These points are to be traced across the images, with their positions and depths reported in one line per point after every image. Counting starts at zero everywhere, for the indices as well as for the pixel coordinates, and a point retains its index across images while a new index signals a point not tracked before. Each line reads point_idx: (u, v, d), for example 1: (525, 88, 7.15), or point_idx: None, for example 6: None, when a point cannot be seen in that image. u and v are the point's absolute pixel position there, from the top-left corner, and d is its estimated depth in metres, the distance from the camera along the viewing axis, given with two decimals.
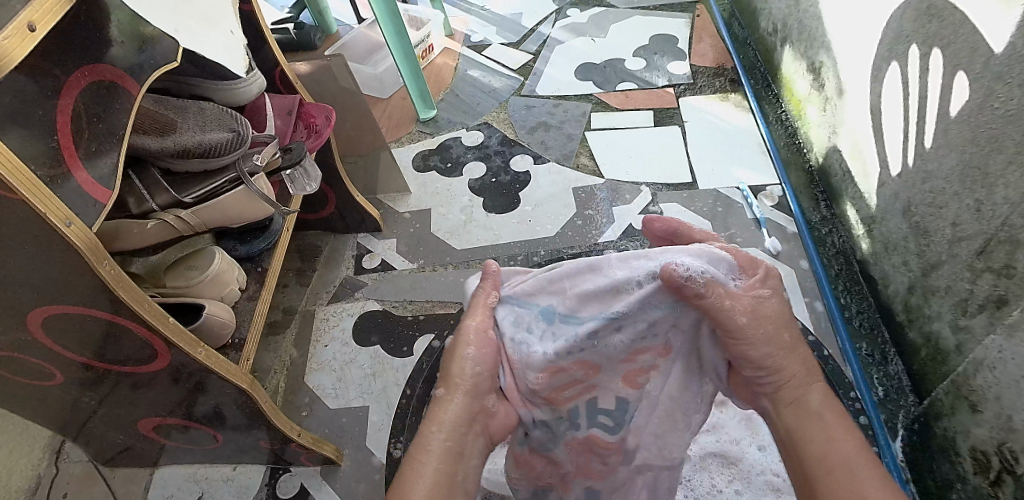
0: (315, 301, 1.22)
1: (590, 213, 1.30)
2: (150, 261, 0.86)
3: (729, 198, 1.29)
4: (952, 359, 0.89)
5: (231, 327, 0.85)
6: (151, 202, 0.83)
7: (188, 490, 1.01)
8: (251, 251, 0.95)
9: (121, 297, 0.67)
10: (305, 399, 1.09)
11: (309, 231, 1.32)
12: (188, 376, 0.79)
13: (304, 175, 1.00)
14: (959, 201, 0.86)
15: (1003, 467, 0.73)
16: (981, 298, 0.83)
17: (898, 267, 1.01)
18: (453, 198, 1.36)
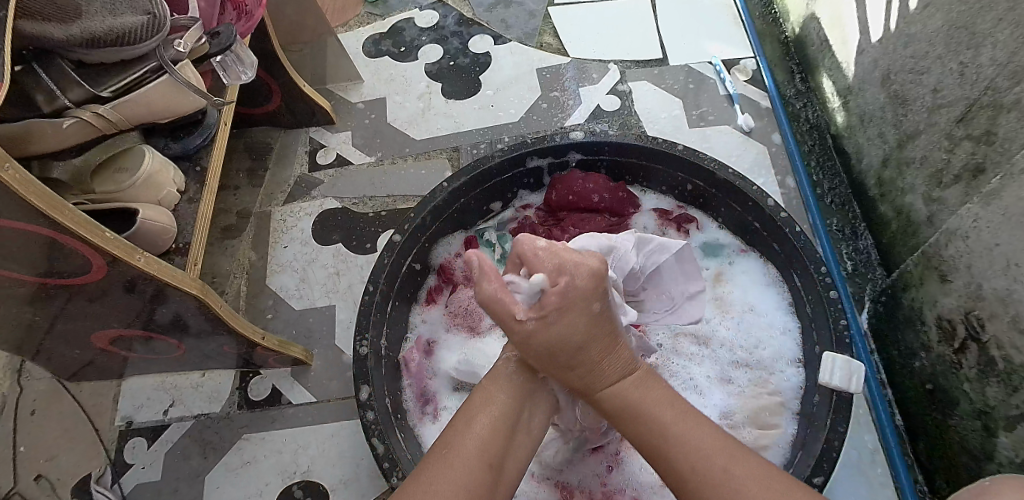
0: (270, 202, 1.15)
1: (556, 95, 1.22)
2: (74, 165, 0.78)
3: (702, 73, 1.22)
4: (923, 232, 0.88)
5: (173, 231, 0.79)
6: (64, 98, 0.73)
7: (158, 399, 0.99)
8: (187, 147, 0.87)
9: (32, 202, 0.60)
10: (268, 302, 1.06)
11: (257, 127, 1.23)
12: (132, 285, 0.74)
13: (236, 61, 0.91)
14: (941, 66, 0.82)
15: (969, 336, 0.74)
16: (957, 168, 0.80)
17: (873, 140, 0.98)
18: (409, 85, 1.26)
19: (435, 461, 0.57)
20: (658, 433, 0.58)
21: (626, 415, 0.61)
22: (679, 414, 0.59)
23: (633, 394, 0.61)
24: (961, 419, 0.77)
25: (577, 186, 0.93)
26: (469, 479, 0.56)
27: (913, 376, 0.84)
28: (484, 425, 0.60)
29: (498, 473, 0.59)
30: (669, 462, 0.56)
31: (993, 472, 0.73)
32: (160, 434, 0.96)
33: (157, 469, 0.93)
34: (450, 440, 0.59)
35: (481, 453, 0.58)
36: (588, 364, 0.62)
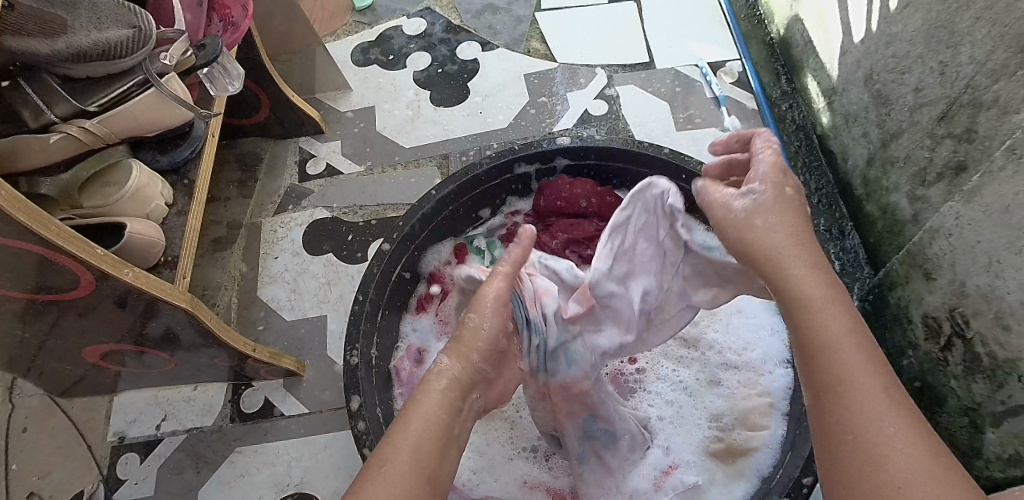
0: (261, 213, 1.15)
1: (544, 101, 1.23)
2: (62, 181, 0.79)
3: (688, 76, 1.23)
4: (908, 230, 0.89)
5: (161, 245, 0.80)
6: (50, 113, 0.73)
7: (151, 413, 0.99)
8: (175, 160, 0.88)
9: (19, 219, 0.60)
10: (260, 313, 1.06)
11: (246, 138, 1.23)
12: (121, 300, 0.74)
13: (222, 73, 0.91)
14: (922, 65, 0.83)
15: (954, 332, 0.75)
16: (940, 166, 0.81)
17: (858, 139, 0.99)
18: (397, 93, 1.27)
19: (371, 476, 0.50)
20: (827, 368, 0.50)
21: (811, 341, 0.52)
22: (859, 357, 0.50)
23: (813, 315, 0.52)
24: (949, 416, 0.78)
25: (565, 191, 0.94)
26: (404, 493, 0.49)
27: (901, 374, 0.85)
28: (418, 431, 0.54)
29: (437, 487, 0.52)
30: (828, 392, 0.50)
31: (981, 467, 0.73)
32: (153, 448, 0.96)
33: (150, 484, 0.93)
34: (386, 450, 0.52)
35: (416, 464, 0.51)
36: (791, 289, 0.55)
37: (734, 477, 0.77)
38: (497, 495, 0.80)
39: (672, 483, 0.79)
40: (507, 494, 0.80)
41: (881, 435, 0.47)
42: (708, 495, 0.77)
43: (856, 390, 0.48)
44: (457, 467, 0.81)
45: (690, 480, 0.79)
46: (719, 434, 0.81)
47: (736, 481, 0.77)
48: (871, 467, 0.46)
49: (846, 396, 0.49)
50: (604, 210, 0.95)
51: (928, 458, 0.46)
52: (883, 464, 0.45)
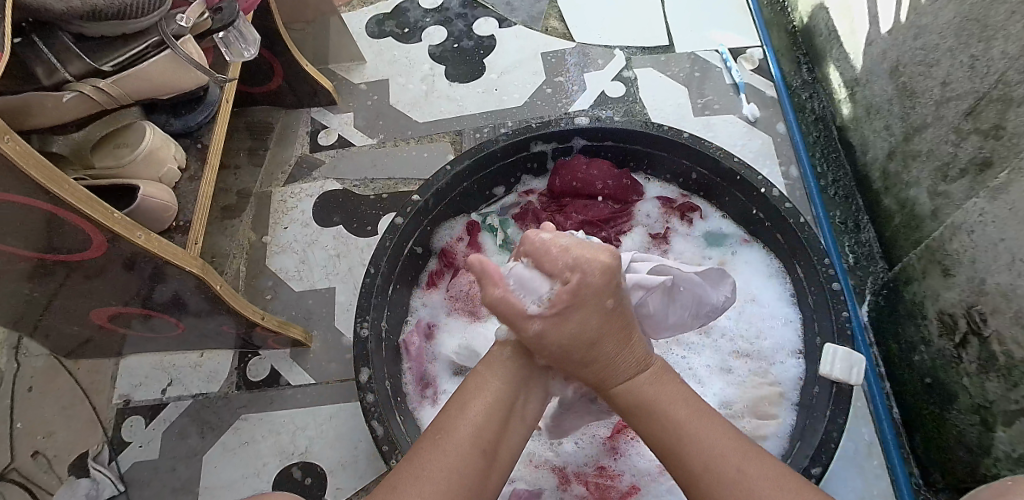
0: (271, 182, 1.14)
1: (561, 81, 1.21)
2: (75, 139, 0.78)
3: (708, 62, 1.21)
4: (926, 226, 0.88)
5: (173, 209, 0.79)
6: (64, 71, 0.72)
7: (156, 378, 0.98)
8: (189, 124, 0.86)
9: (33, 176, 0.59)
10: (268, 283, 1.05)
11: (258, 106, 1.22)
12: (131, 262, 0.73)
13: (239, 38, 0.90)
14: (952, 58, 0.81)
15: (970, 330, 0.74)
16: (964, 161, 0.80)
17: (879, 132, 0.98)
18: (412, 67, 1.25)
19: (428, 442, 0.56)
20: (687, 459, 0.54)
21: (653, 428, 0.57)
22: (718, 432, 0.56)
23: (658, 413, 0.57)
24: (959, 413, 0.77)
25: (581, 171, 0.92)
26: (462, 459, 0.55)
27: (912, 369, 0.85)
28: (481, 406, 0.59)
29: (493, 459, 0.57)
30: (688, 466, 0.54)
31: (990, 465, 0.73)
32: (158, 412, 0.96)
33: (154, 448, 0.93)
34: (447, 421, 0.57)
35: (476, 435, 0.56)
36: (609, 372, 0.60)
37: None
38: None
39: None
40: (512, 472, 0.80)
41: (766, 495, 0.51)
42: None
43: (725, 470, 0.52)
44: None
45: None
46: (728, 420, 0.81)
47: None
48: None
49: (716, 478, 0.52)
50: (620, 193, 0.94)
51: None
52: None
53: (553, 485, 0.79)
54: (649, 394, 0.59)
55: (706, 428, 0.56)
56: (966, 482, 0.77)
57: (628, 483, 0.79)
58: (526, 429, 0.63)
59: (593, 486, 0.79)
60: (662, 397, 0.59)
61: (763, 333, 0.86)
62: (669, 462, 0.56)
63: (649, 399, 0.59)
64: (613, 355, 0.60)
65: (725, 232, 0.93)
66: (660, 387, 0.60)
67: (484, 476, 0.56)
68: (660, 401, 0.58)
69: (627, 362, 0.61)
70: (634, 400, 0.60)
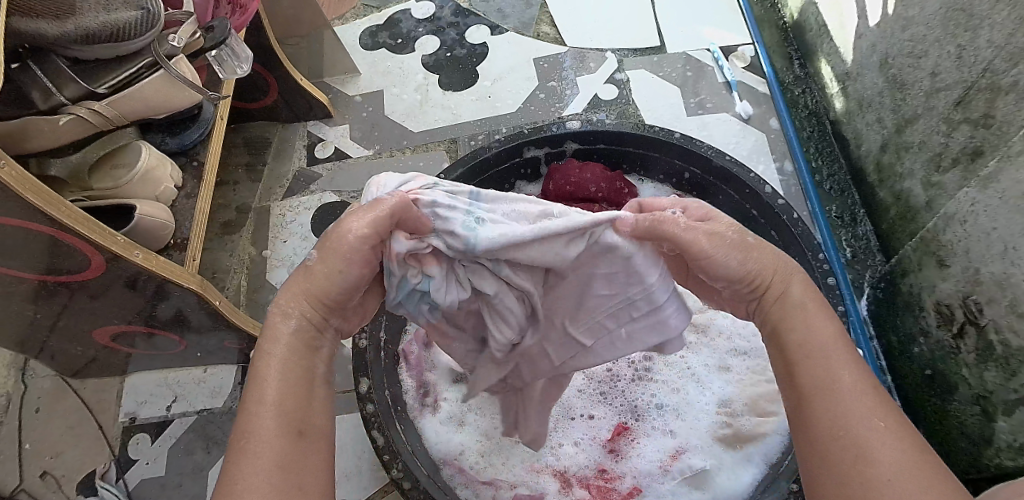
0: (269, 197, 1.15)
1: (553, 85, 1.22)
2: (73, 160, 0.79)
3: (699, 61, 1.22)
4: (921, 217, 0.87)
5: (170, 227, 0.80)
6: (60, 95, 0.72)
7: (161, 394, 0.99)
8: (184, 142, 0.87)
9: (31, 201, 0.60)
10: (269, 297, 1.06)
11: (255, 122, 1.23)
12: (131, 282, 0.74)
13: (231, 55, 0.91)
14: (940, 49, 0.81)
15: (967, 319, 0.74)
16: (955, 151, 0.80)
17: (871, 125, 0.98)
18: (406, 77, 1.26)
19: (239, 444, 0.49)
20: (812, 373, 0.51)
21: (793, 351, 0.53)
22: (854, 368, 0.51)
23: (799, 327, 0.54)
24: (960, 404, 0.77)
25: (574, 175, 0.92)
26: (270, 466, 0.49)
27: (912, 361, 0.84)
28: (274, 382, 0.53)
29: (311, 437, 0.52)
30: (805, 379, 0.52)
31: (992, 456, 0.73)
32: (164, 429, 0.97)
33: (161, 464, 0.94)
34: (251, 415, 0.51)
35: (276, 418, 0.51)
36: (792, 306, 0.56)
37: (742, 463, 0.78)
38: (504, 478, 0.80)
39: (680, 468, 0.79)
40: (513, 477, 0.80)
41: (870, 431, 0.47)
42: (715, 481, 0.77)
43: (842, 395, 0.49)
44: (465, 450, 0.81)
45: (698, 465, 0.79)
46: (727, 419, 0.81)
47: (744, 466, 0.78)
48: (860, 461, 0.46)
49: (832, 399, 0.49)
50: (614, 195, 0.93)
51: (917, 458, 0.46)
52: (871, 459, 0.46)
53: (554, 489, 0.79)
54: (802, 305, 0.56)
55: (841, 354, 0.52)
56: (969, 474, 0.77)
57: (629, 484, 0.79)
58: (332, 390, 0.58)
59: (594, 489, 0.79)
60: (812, 322, 0.54)
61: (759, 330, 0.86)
62: (799, 384, 0.52)
63: (790, 316, 0.56)
64: (786, 289, 0.57)
65: None
66: (814, 313, 0.55)
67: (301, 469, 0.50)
68: (812, 318, 0.55)
69: (781, 286, 0.57)
70: (784, 306, 0.56)
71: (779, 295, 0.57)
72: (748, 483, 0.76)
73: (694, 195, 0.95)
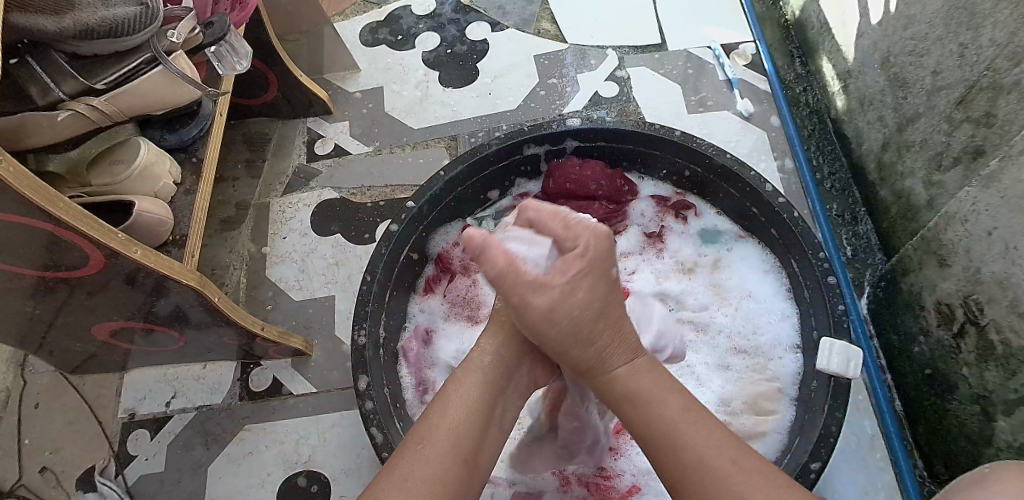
0: (269, 193, 1.15)
1: (554, 82, 1.21)
2: (70, 157, 0.79)
3: (700, 58, 1.21)
4: (922, 216, 0.87)
5: (170, 223, 0.80)
6: (58, 91, 0.73)
7: (161, 391, 0.99)
8: (184, 138, 0.87)
9: (29, 197, 0.60)
10: (268, 293, 1.06)
11: (254, 118, 1.22)
12: (130, 278, 0.74)
13: (231, 51, 0.91)
14: (942, 48, 0.81)
15: (967, 319, 0.74)
16: (957, 150, 0.80)
17: (873, 123, 0.97)
18: (406, 74, 1.26)
19: (404, 452, 0.55)
20: (674, 457, 0.53)
21: (648, 428, 0.55)
22: (707, 440, 0.53)
23: (644, 403, 0.57)
24: (960, 404, 0.77)
25: (575, 174, 0.92)
26: (440, 472, 0.54)
27: (912, 361, 0.84)
28: (460, 412, 0.58)
29: (473, 467, 0.56)
30: (682, 462, 0.53)
31: (991, 455, 0.73)
32: (163, 425, 0.96)
33: (160, 460, 0.94)
34: (425, 432, 0.57)
35: (454, 442, 0.56)
36: (623, 385, 0.59)
37: None
38: (504, 476, 0.80)
39: None
40: (513, 475, 0.80)
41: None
42: None
43: (713, 478, 0.50)
44: None
45: None
46: (727, 418, 0.81)
47: None
48: None
49: (707, 482, 0.50)
50: (614, 194, 0.94)
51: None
52: None
53: (554, 486, 0.79)
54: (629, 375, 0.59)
55: (695, 424, 0.54)
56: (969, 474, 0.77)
57: (628, 483, 0.79)
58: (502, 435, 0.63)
59: (594, 487, 0.79)
60: (658, 398, 0.57)
61: (760, 329, 0.86)
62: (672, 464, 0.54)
63: (636, 392, 0.58)
64: (626, 357, 0.60)
65: (721, 229, 0.93)
66: (653, 392, 0.58)
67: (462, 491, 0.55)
68: (633, 385, 0.58)
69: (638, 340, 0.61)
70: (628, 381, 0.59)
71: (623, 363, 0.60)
72: None
73: (694, 193, 0.94)
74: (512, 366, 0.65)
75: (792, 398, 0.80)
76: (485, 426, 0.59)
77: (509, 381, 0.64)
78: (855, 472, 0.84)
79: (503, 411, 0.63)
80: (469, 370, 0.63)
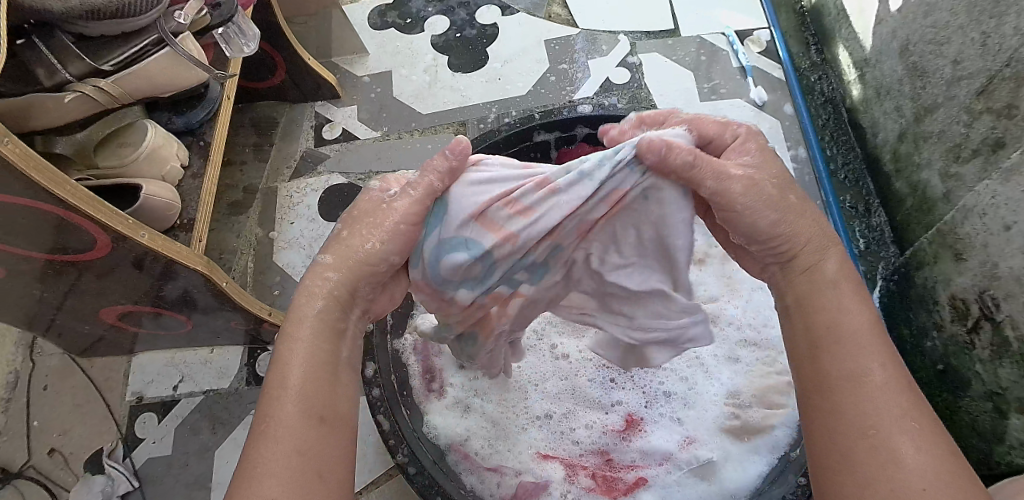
0: (276, 178, 1.14)
1: (564, 68, 1.20)
2: (77, 140, 0.78)
3: (714, 45, 1.19)
4: (938, 209, 0.86)
5: (177, 207, 0.79)
6: (64, 71, 0.72)
7: (168, 374, 0.99)
8: (191, 122, 0.86)
9: (35, 180, 0.60)
10: (276, 278, 1.06)
11: (262, 102, 1.22)
12: (137, 262, 0.74)
13: (239, 33, 0.90)
14: (963, 37, 0.79)
15: (982, 314, 0.72)
16: (976, 142, 0.78)
17: (889, 114, 0.96)
18: (415, 58, 1.24)
19: (265, 431, 0.52)
20: (840, 366, 0.52)
21: (821, 334, 0.54)
22: (879, 354, 0.52)
23: (835, 310, 0.54)
24: (972, 400, 0.76)
25: None
26: (294, 440, 0.51)
27: (924, 355, 0.83)
28: (298, 361, 0.55)
29: (334, 422, 0.54)
30: (840, 372, 0.52)
31: (1003, 453, 0.72)
32: (171, 408, 0.97)
33: (168, 443, 0.95)
34: (276, 398, 0.53)
35: (304, 403, 0.53)
36: (823, 279, 0.56)
37: (749, 455, 0.77)
38: (510, 465, 0.79)
39: (686, 459, 0.78)
40: (519, 464, 0.79)
41: (899, 432, 0.48)
42: (721, 473, 0.76)
43: (873, 388, 0.50)
44: (470, 436, 0.81)
45: (705, 457, 0.78)
46: (735, 411, 0.80)
47: (751, 459, 0.77)
48: (884, 465, 0.47)
49: (862, 392, 0.50)
50: None
51: (936, 457, 0.47)
52: (898, 464, 0.47)
53: (560, 477, 0.78)
54: (823, 272, 0.56)
55: (870, 336, 0.52)
56: (980, 471, 0.76)
57: (635, 475, 0.78)
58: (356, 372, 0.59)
59: (600, 478, 0.78)
60: (841, 305, 0.54)
61: (770, 322, 0.86)
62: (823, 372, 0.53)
63: (820, 296, 0.55)
64: (820, 260, 0.57)
65: None
66: (844, 293, 0.55)
67: (324, 444, 0.53)
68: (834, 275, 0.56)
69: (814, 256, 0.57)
70: (800, 284, 0.57)
71: (811, 263, 0.57)
72: (755, 476, 0.75)
73: None
74: (347, 299, 0.59)
75: None
76: (331, 373, 0.56)
77: (374, 299, 0.62)
78: None
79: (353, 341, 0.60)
80: (307, 315, 0.57)
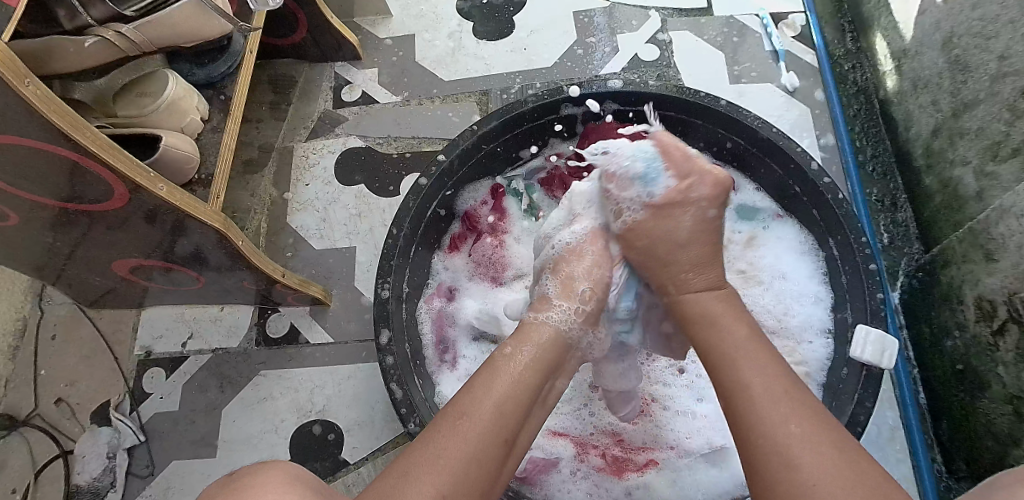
0: (293, 137, 1.13)
1: (592, 42, 1.17)
2: (96, 86, 0.76)
3: (746, 27, 1.16)
4: (970, 208, 0.84)
5: (195, 162, 0.78)
6: (86, 15, 0.70)
7: (177, 330, 0.99)
8: (212, 75, 0.84)
9: (56, 125, 0.58)
10: (289, 240, 1.05)
11: (281, 59, 1.19)
12: (152, 215, 0.73)
13: None
14: (1013, 31, 0.76)
15: (1010, 317, 0.71)
16: (1016, 142, 0.76)
17: (926, 107, 0.93)
18: (439, 22, 1.21)
19: (449, 425, 0.52)
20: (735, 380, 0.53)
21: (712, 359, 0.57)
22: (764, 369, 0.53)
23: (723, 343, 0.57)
24: (990, 402, 0.75)
25: (609, 136, 0.88)
26: (480, 447, 0.51)
27: (944, 355, 0.82)
28: (506, 390, 0.56)
29: (511, 448, 0.54)
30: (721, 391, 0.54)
31: (1017, 457, 0.71)
32: (179, 365, 0.96)
33: (175, 399, 0.95)
34: (468, 406, 0.54)
35: (499, 421, 0.54)
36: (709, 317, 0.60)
37: None
38: None
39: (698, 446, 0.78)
40: None
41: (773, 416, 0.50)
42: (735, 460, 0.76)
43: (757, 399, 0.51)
44: None
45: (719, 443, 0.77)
46: None
47: None
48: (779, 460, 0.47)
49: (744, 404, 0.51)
50: None
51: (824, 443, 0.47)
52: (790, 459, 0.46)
53: (570, 454, 0.78)
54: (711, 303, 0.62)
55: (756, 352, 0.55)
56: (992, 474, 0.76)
57: (645, 457, 0.78)
58: (541, 414, 0.61)
59: (610, 458, 0.78)
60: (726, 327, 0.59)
61: (789, 311, 0.84)
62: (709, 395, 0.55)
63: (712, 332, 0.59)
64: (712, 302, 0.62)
65: (759, 207, 0.90)
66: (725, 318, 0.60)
67: (499, 473, 0.53)
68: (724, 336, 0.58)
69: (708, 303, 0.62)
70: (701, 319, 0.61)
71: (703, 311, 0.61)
72: None
73: (734, 167, 0.91)
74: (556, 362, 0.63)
75: (818, 382, 0.79)
76: (529, 406, 0.57)
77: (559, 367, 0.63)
78: (870, 459, 0.84)
79: (547, 393, 0.62)
80: (520, 348, 0.61)
